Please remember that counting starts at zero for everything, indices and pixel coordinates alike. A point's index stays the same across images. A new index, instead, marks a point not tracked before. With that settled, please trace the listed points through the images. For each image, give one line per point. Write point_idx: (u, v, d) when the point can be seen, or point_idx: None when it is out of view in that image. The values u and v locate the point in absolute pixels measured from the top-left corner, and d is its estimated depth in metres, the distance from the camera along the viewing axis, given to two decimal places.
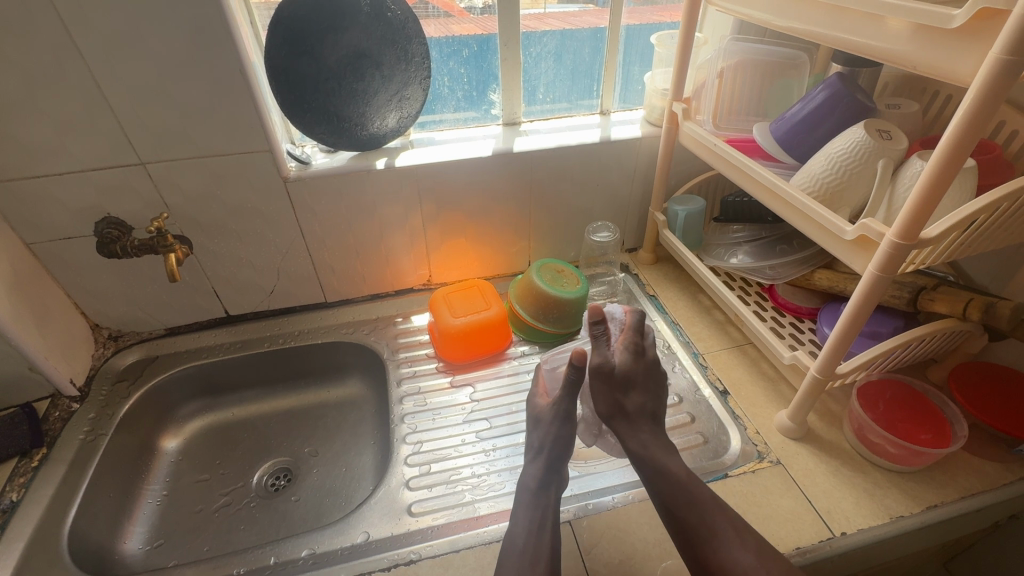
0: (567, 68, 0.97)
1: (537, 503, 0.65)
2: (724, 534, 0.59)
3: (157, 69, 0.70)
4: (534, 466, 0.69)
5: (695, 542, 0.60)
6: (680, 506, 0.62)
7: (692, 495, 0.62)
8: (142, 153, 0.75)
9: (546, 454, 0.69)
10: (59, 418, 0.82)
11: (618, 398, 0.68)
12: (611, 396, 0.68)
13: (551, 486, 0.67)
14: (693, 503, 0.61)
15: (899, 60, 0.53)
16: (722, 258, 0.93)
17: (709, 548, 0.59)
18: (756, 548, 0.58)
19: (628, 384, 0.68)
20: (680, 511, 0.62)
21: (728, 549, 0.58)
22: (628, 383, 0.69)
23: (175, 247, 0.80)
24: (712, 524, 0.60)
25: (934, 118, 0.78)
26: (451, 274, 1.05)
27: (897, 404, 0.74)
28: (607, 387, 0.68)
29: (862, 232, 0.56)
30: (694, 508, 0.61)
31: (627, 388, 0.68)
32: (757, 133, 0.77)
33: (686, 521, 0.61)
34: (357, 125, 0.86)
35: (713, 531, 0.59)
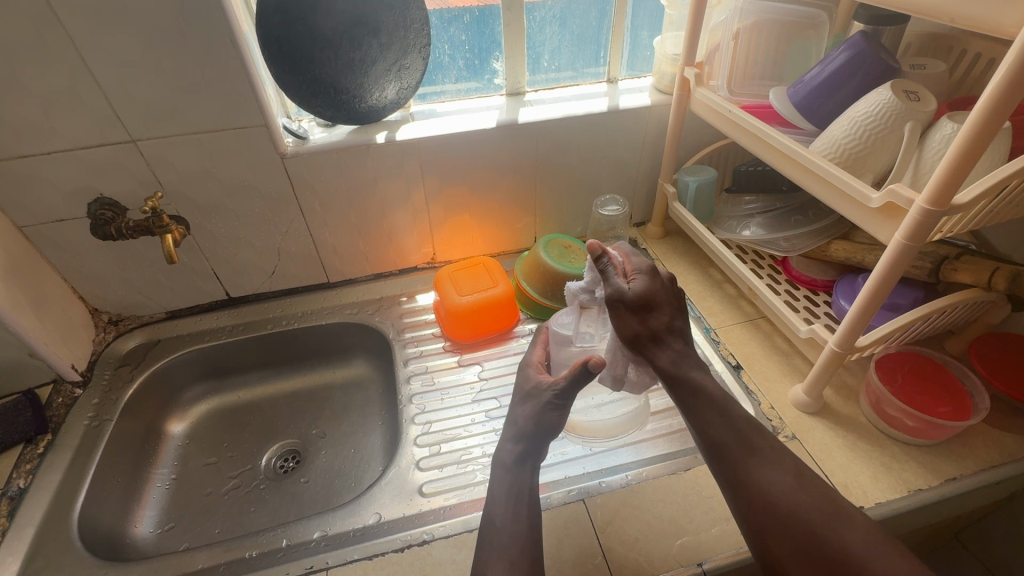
0: (572, 34, 0.93)
1: (513, 479, 0.65)
2: (762, 453, 0.58)
3: (143, 40, 0.66)
4: (514, 442, 0.68)
5: (731, 462, 0.58)
6: (715, 426, 0.60)
7: (729, 413, 0.60)
8: (132, 129, 0.72)
9: (527, 432, 0.68)
10: (62, 403, 0.81)
11: (645, 321, 0.62)
12: (634, 326, 0.62)
13: (525, 461, 0.67)
14: (730, 424, 0.59)
15: (936, 13, 0.49)
16: (734, 230, 0.90)
17: (745, 469, 0.57)
18: (796, 471, 0.57)
19: (650, 304, 0.62)
20: (715, 431, 0.60)
21: (764, 470, 0.57)
22: (649, 305, 0.62)
23: (171, 228, 0.78)
24: (749, 442, 0.58)
25: (961, 79, 0.74)
26: (456, 251, 1.02)
27: (915, 377, 0.73)
28: (632, 313, 0.62)
29: (889, 198, 0.53)
30: (733, 427, 0.59)
31: (648, 308, 0.62)
32: (773, 98, 0.74)
33: (722, 441, 0.59)
34: (356, 98, 0.82)
35: (751, 450, 0.58)
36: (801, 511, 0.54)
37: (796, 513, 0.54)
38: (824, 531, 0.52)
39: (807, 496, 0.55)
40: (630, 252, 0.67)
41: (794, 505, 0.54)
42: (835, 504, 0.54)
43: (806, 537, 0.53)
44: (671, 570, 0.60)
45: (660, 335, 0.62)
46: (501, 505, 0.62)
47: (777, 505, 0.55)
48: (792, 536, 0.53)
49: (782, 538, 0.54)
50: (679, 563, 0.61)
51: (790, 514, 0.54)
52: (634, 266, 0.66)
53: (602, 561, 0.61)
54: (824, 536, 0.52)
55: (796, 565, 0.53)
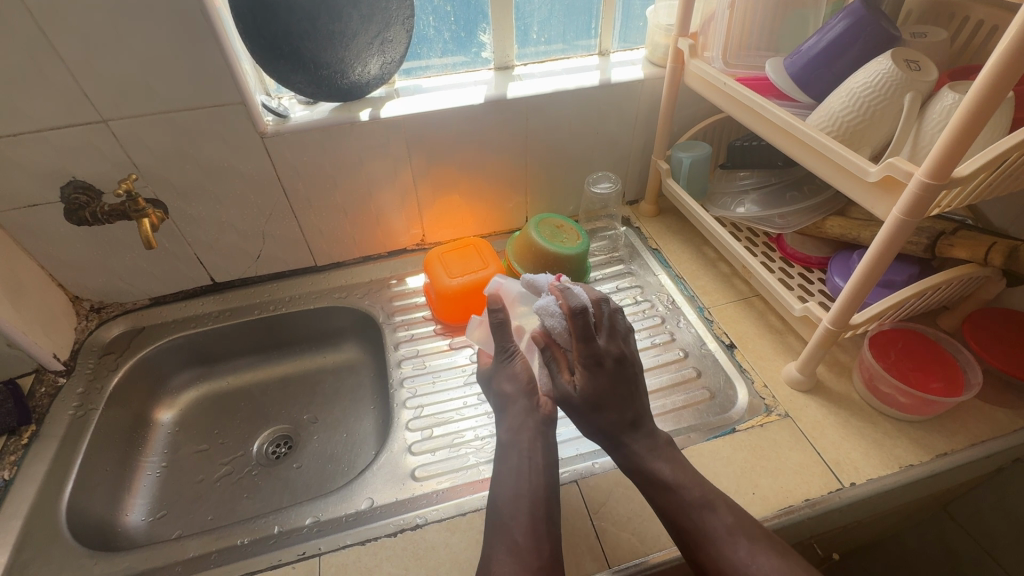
0: (562, 4, 0.89)
1: (509, 460, 0.64)
2: (721, 534, 0.56)
3: (106, 12, 0.62)
4: (506, 416, 0.67)
5: (695, 546, 0.57)
6: (672, 511, 0.58)
7: (682, 492, 0.59)
8: (102, 108, 0.69)
9: (515, 398, 0.67)
10: (45, 394, 0.79)
11: (595, 420, 0.63)
12: (596, 423, 0.62)
13: (524, 430, 0.65)
14: (683, 506, 0.58)
15: None
16: (729, 207, 0.89)
17: (711, 553, 0.56)
18: (762, 542, 0.55)
19: (596, 403, 0.61)
20: (676, 517, 0.58)
21: (733, 555, 0.55)
22: (598, 404, 0.62)
23: (148, 212, 0.75)
24: (706, 525, 0.57)
25: (963, 47, 0.72)
26: (446, 232, 1.00)
27: (909, 353, 0.73)
28: (585, 413, 0.63)
29: (887, 172, 0.52)
30: (690, 509, 0.58)
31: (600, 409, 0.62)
32: (770, 69, 0.71)
33: (683, 527, 0.58)
34: (337, 73, 0.79)
35: (710, 533, 0.56)
36: None
37: None
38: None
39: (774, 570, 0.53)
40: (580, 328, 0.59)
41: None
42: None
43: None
44: (665, 549, 0.61)
45: (617, 435, 0.62)
46: (496, 488, 0.62)
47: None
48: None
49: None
50: (672, 542, 0.61)
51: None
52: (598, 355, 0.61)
53: (596, 541, 0.62)
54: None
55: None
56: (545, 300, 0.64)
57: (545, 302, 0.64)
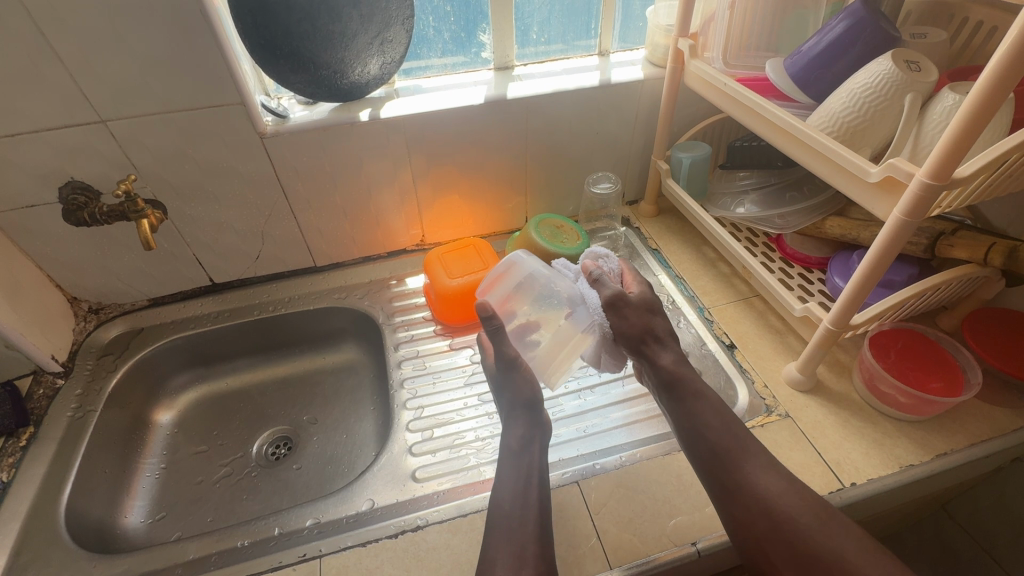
0: (562, 4, 0.89)
1: (521, 463, 0.64)
2: (753, 458, 0.61)
3: (106, 12, 0.62)
4: (516, 423, 0.69)
5: (725, 467, 0.60)
6: (711, 430, 0.62)
7: (722, 419, 0.63)
8: (101, 108, 0.69)
9: (523, 408, 0.69)
10: (43, 395, 0.79)
11: (642, 322, 0.68)
12: (631, 323, 0.67)
13: (532, 439, 0.67)
14: (726, 431, 0.63)
15: None
16: (729, 208, 0.89)
17: (739, 473, 0.60)
18: (788, 477, 0.59)
19: (650, 308, 0.71)
20: (712, 439, 0.62)
21: (757, 473, 0.59)
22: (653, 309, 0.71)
23: (147, 213, 0.75)
24: (741, 448, 0.61)
25: (963, 48, 0.72)
26: (446, 232, 1.00)
27: (909, 354, 0.73)
28: (631, 312, 0.68)
29: (888, 172, 0.52)
30: (727, 433, 0.62)
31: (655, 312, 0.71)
32: (769, 69, 0.71)
33: (717, 448, 0.62)
34: (337, 73, 0.79)
35: (744, 456, 0.61)
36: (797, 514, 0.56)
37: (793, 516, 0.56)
38: (818, 537, 0.54)
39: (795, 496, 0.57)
40: (628, 266, 0.77)
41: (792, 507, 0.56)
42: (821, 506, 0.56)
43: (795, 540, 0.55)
44: (666, 549, 0.61)
45: (660, 335, 0.69)
46: (498, 490, 0.62)
47: (770, 511, 0.57)
48: (778, 531, 0.56)
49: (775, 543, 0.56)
50: (673, 543, 0.61)
51: (783, 516, 0.56)
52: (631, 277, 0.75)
53: (597, 542, 0.61)
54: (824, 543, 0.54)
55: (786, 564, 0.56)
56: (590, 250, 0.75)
57: (595, 250, 0.75)
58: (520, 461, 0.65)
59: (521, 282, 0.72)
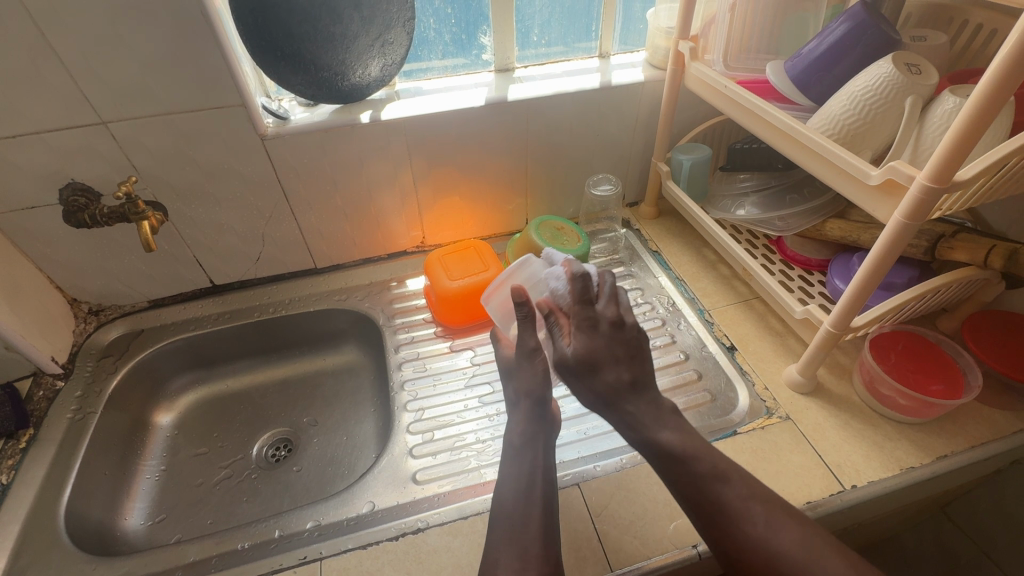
0: (562, 6, 0.89)
1: (522, 462, 0.64)
2: (733, 504, 0.55)
3: (108, 14, 0.62)
4: (518, 420, 0.68)
5: (705, 514, 0.56)
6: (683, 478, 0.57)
7: (693, 456, 0.58)
8: (102, 110, 0.69)
9: (527, 403, 0.68)
10: (43, 397, 0.79)
11: (593, 383, 0.63)
12: (591, 388, 0.63)
13: (534, 438, 0.66)
14: (695, 474, 0.57)
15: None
16: (729, 210, 0.89)
17: (721, 522, 0.55)
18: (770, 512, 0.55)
19: (592, 365, 0.62)
20: (687, 487, 0.57)
21: (739, 522, 0.54)
22: (593, 365, 0.62)
23: (147, 214, 0.75)
24: (716, 493, 0.56)
25: (962, 51, 0.72)
26: (446, 234, 1.00)
27: (909, 356, 0.73)
28: (576, 377, 0.63)
29: (888, 175, 0.52)
30: (694, 478, 0.57)
31: (594, 369, 0.62)
32: (770, 72, 0.71)
33: (693, 494, 0.57)
34: (338, 75, 0.79)
35: (721, 501, 0.55)
36: (787, 556, 0.52)
37: (784, 560, 0.52)
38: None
39: (785, 542, 0.52)
40: (607, 281, 0.67)
41: (780, 550, 0.52)
42: (813, 547, 0.52)
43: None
44: (667, 552, 0.61)
45: (613, 396, 0.62)
46: (499, 492, 0.62)
47: (763, 561, 0.53)
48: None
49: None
50: (674, 545, 0.61)
51: (778, 565, 0.52)
52: (581, 318, 0.64)
53: (598, 545, 0.61)
54: None
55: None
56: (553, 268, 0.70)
57: (554, 270, 0.70)
58: (518, 464, 0.64)
59: (542, 274, 0.74)
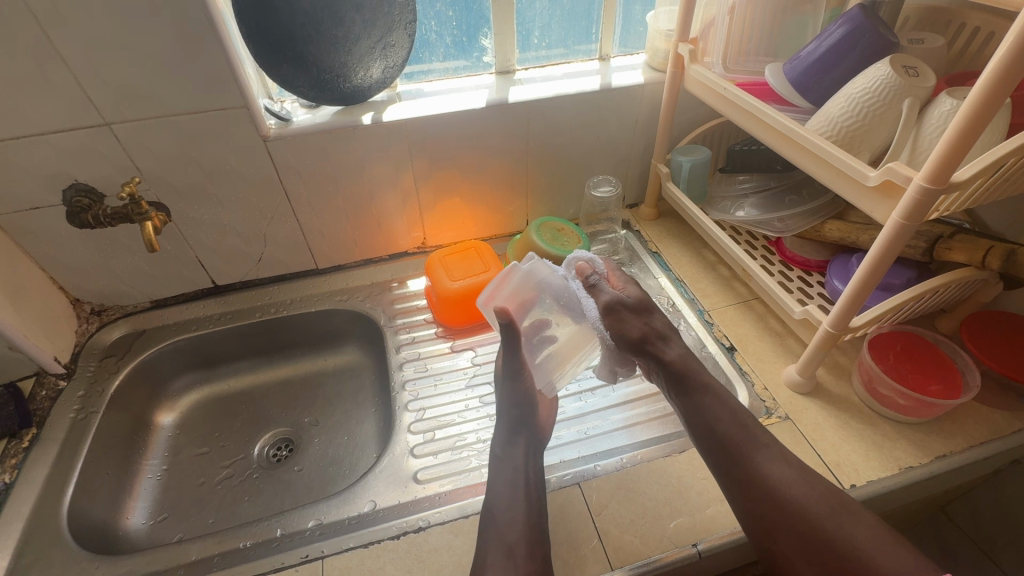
0: (563, 9, 0.90)
1: (505, 466, 0.65)
2: (766, 449, 0.62)
3: (112, 17, 0.62)
4: (501, 430, 0.69)
5: (734, 455, 0.62)
6: (720, 424, 0.64)
7: (733, 411, 0.65)
8: (105, 111, 0.69)
9: (509, 414, 0.69)
10: (46, 397, 0.79)
11: (643, 321, 0.71)
12: (639, 326, 0.70)
13: (515, 445, 0.67)
14: (736, 422, 0.64)
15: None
16: (728, 211, 0.89)
17: (751, 464, 0.61)
18: (797, 467, 0.61)
19: (646, 308, 0.72)
20: (724, 430, 0.64)
21: (770, 466, 0.60)
22: (646, 307, 0.72)
23: (151, 215, 0.75)
24: (756, 440, 0.63)
25: (960, 53, 0.73)
26: (447, 235, 1.01)
27: (907, 356, 0.73)
28: (631, 315, 0.71)
29: (886, 176, 0.52)
30: (740, 424, 0.64)
31: (648, 310, 0.72)
32: (768, 74, 0.72)
33: (728, 437, 0.63)
34: (339, 77, 0.79)
35: (757, 446, 0.62)
36: (810, 505, 0.58)
37: (805, 509, 0.57)
38: (829, 527, 0.56)
39: (813, 493, 0.58)
40: (612, 264, 0.79)
41: (804, 497, 0.58)
42: (843, 502, 0.58)
43: (815, 533, 0.57)
44: (667, 551, 0.61)
45: (659, 336, 0.71)
46: (500, 492, 0.62)
47: (785, 502, 0.58)
48: (796, 525, 0.57)
49: (789, 534, 0.58)
50: (674, 544, 0.61)
51: (799, 509, 0.58)
52: (619, 276, 0.77)
53: (598, 544, 0.62)
54: (836, 531, 0.56)
55: (802, 558, 0.58)
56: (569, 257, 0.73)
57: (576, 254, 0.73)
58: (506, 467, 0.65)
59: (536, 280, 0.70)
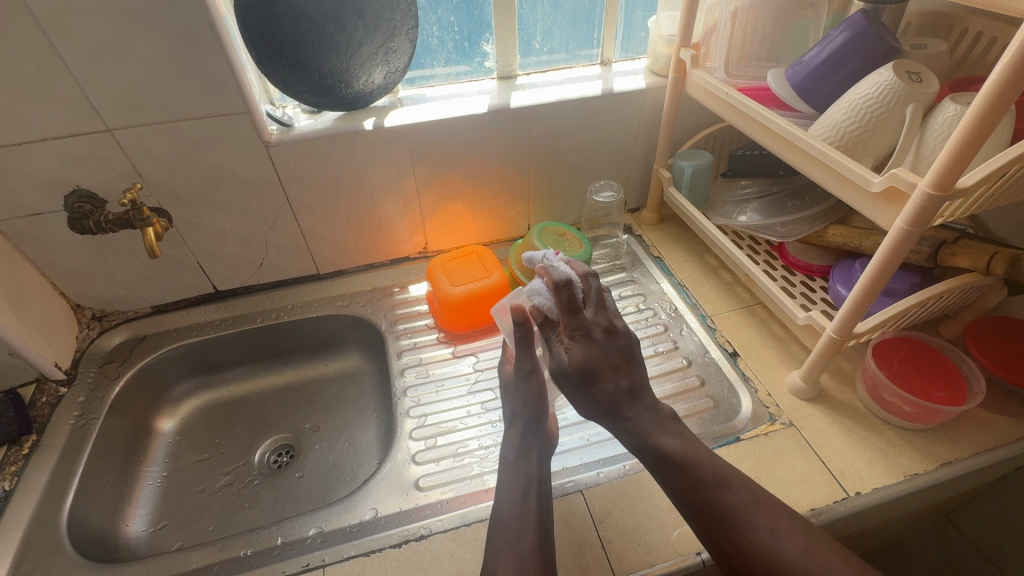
0: (565, 15, 0.90)
1: (517, 473, 0.64)
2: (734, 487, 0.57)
3: (116, 23, 0.63)
4: (514, 434, 0.68)
5: (702, 500, 0.56)
6: (680, 486, 0.58)
7: (691, 465, 0.58)
8: (107, 117, 0.69)
9: (521, 419, 0.69)
10: (47, 403, 0.79)
11: (590, 393, 0.61)
12: (585, 400, 0.61)
13: (530, 451, 0.66)
14: (697, 482, 0.57)
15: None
16: (730, 216, 0.89)
17: (720, 508, 0.56)
18: (778, 513, 0.55)
19: (589, 376, 0.59)
20: (687, 475, 0.58)
21: (744, 527, 0.55)
22: (591, 373, 0.59)
23: (152, 221, 0.75)
24: (719, 481, 0.57)
25: (962, 59, 0.73)
26: (448, 240, 1.00)
27: (911, 362, 0.73)
28: (572, 388, 0.61)
29: (891, 182, 0.52)
30: (699, 467, 0.58)
31: (592, 380, 0.60)
32: (771, 79, 0.72)
33: (692, 482, 0.57)
34: (341, 83, 0.79)
35: (722, 510, 0.56)
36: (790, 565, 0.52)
37: (784, 569, 0.52)
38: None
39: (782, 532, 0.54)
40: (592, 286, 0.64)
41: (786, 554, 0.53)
42: (819, 551, 0.52)
43: None
44: (670, 559, 0.60)
45: (611, 405, 0.60)
46: (504, 501, 0.62)
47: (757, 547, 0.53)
48: None
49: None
50: (678, 552, 0.61)
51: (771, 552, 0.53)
52: (574, 328, 0.60)
53: (602, 552, 0.61)
54: None
55: None
56: (534, 283, 0.66)
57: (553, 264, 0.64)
58: (519, 473, 0.64)
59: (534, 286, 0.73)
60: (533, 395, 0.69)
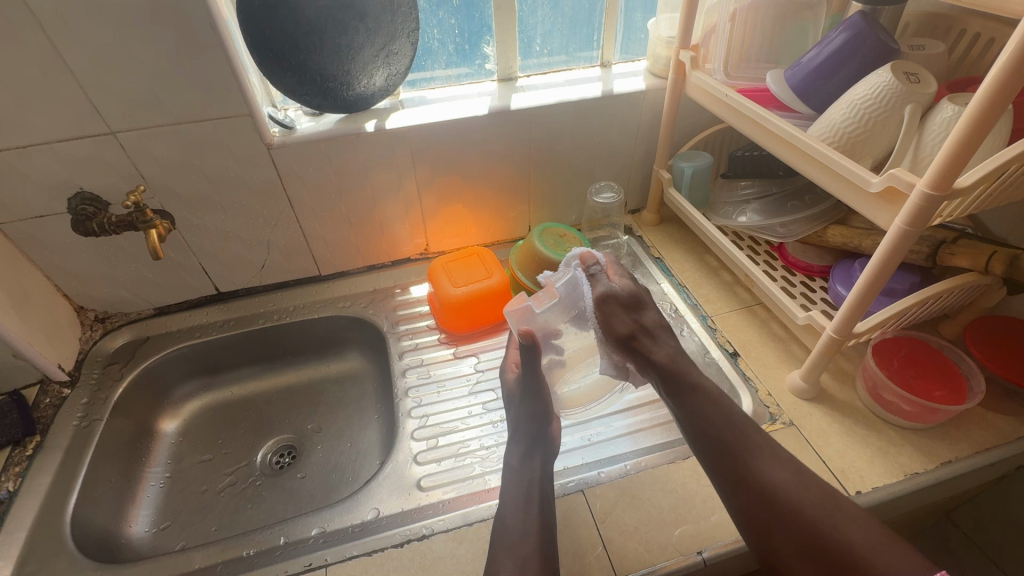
0: (565, 17, 0.90)
1: (522, 479, 0.65)
2: (763, 448, 0.60)
3: (119, 27, 0.63)
4: (517, 444, 0.69)
5: (732, 457, 0.60)
6: (715, 425, 0.62)
7: (721, 407, 0.63)
8: (111, 120, 0.70)
9: (524, 432, 0.69)
10: (50, 404, 0.79)
11: (637, 317, 0.68)
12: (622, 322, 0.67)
13: (533, 459, 0.67)
14: (724, 421, 0.62)
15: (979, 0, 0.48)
16: (730, 216, 0.89)
17: (748, 463, 0.59)
18: (794, 466, 0.58)
19: (638, 302, 0.69)
20: (715, 429, 0.62)
21: (763, 466, 0.58)
22: (638, 301, 0.69)
23: (155, 223, 0.76)
24: (751, 439, 0.60)
25: (960, 60, 0.73)
26: (449, 241, 1.01)
27: (911, 362, 0.73)
28: (620, 309, 0.68)
29: (889, 183, 0.53)
30: (732, 425, 0.61)
31: (639, 306, 0.69)
32: (770, 80, 0.72)
33: (720, 436, 0.61)
34: (342, 85, 0.80)
35: (751, 448, 0.60)
36: (802, 504, 0.55)
37: (799, 510, 0.55)
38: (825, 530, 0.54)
39: (806, 487, 0.56)
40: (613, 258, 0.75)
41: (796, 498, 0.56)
42: (835, 501, 0.55)
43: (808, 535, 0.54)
44: (672, 559, 0.61)
45: (653, 330, 0.68)
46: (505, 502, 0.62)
47: (780, 502, 0.56)
48: (791, 529, 0.55)
49: (788, 534, 0.55)
50: (679, 552, 0.61)
51: (794, 508, 0.55)
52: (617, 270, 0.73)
53: (603, 552, 0.61)
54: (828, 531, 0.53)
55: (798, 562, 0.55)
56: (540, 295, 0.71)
57: (574, 254, 0.71)
58: (523, 479, 0.65)
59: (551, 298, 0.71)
60: (537, 409, 0.70)
